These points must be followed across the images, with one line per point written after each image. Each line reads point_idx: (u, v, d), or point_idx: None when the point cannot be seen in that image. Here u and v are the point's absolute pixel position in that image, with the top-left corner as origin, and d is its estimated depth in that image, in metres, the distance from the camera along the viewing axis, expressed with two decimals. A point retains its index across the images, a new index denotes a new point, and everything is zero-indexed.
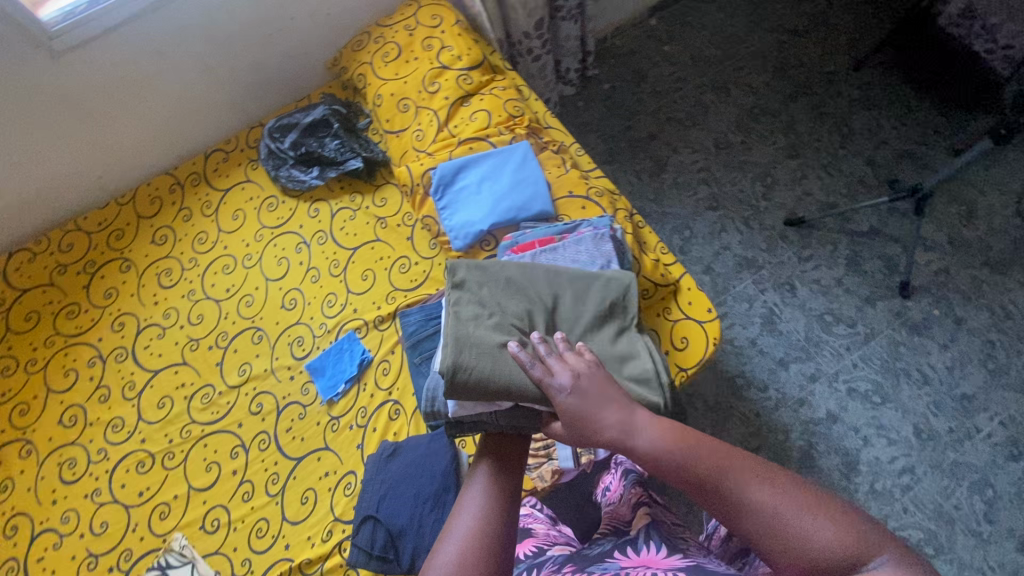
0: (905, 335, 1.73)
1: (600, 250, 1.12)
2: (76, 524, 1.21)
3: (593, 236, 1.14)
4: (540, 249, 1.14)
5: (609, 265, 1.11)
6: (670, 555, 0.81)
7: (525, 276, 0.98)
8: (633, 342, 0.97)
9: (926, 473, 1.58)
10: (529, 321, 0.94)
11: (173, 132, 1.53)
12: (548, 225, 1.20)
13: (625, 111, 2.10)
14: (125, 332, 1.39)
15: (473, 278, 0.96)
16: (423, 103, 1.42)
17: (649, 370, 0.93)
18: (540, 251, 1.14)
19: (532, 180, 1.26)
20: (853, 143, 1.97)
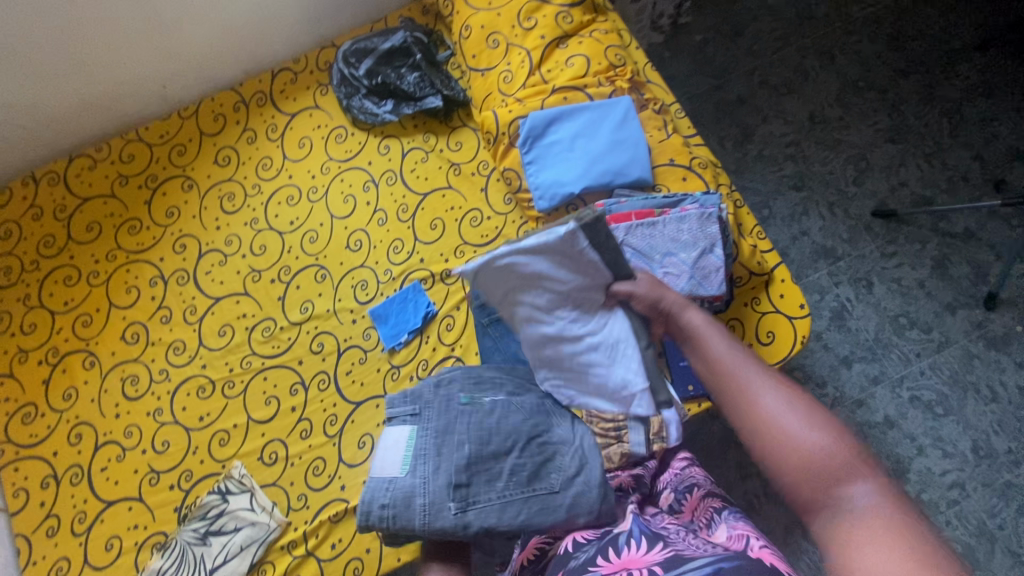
0: (981, 348, 1.64)
1: (704, 232, 1.04)
2: (139, 439, 1.23)
3: (697, 215, 1.05)
4: (637, 225, 1.07)
5: (712, 249, 1.04)
6: (652, 550, 0.71)
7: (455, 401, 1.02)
8: (557, 443, 0.99)
9: (976, 490, 1.54)
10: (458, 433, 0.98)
11: (240, 44, 1.43)
12: (646, 196, 1.11)
13: (715, 68, 1.92)
14: (186, 254, 1.35)
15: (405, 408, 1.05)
16: (516, 40, 1.29)
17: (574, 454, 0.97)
18: (637, 227, 1.07)
19: (631, 143, 1.16)
20: (963, 133, 1.79)
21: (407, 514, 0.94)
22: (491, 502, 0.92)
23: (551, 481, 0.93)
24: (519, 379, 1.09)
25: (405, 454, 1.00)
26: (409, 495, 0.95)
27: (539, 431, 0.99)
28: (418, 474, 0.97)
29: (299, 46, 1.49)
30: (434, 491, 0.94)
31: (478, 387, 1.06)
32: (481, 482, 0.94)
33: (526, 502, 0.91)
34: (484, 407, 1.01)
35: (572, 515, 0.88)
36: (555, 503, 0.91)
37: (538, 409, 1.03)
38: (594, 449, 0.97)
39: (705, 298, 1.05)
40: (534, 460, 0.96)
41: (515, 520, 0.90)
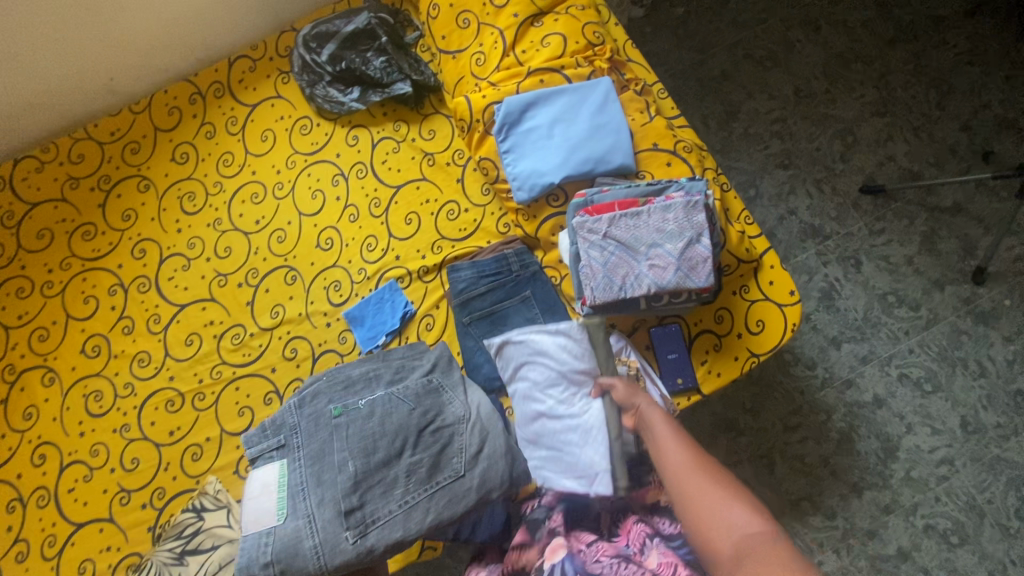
0: (969, 324, 1.62)
1: (690, 220, 1.00)
2: (106, 458, 1.17)
3: (682, 202, 1.00)
4: (621, 215, 1.02)
5: (699, 238, 0.99)
6: None
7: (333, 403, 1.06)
8: (451, 411, 1.04)
9: (965, 466, 1.55)
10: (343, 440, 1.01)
11: (191, 30, 1.33)
12: (629, 185, 1.06)
13: (698, 43, 1.84)
14: (146, 260, 1.27)
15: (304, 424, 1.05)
16: (487, 19, 1.21)
17: (468, 424, 1.03)
18: (622, 216, 1.02)
19: (612, 128, 1.09)
20: (951, 103, 1.74)
21: (297, 562, 0.93)
22: (392, 513, 0.97)
23: (453, 467, 1.00)
24: (397, 363, 1.11)
25: (278, 498, 1.00)
26: (296, 540, 0.94)
27: (428, 420, 1.03)
28: (300, 514, 0.97)
29: (257, 31, 1.39)
30: (324, 528, 0.95)
31: (349, 392, 1.07)
32: (376, 495, 0.97)
33: (432, 499, 0.98)
34: (361, 412, 1.03)
35: (485, 491, 0.99)
36: (463, 488, 0.99)
37: (425, 394, 1.05)
38: (494, 415, 1.05)
39: (692, 290, 1.01)
40: (430, 453, 1.00)
41: (424, 521, 0.97)
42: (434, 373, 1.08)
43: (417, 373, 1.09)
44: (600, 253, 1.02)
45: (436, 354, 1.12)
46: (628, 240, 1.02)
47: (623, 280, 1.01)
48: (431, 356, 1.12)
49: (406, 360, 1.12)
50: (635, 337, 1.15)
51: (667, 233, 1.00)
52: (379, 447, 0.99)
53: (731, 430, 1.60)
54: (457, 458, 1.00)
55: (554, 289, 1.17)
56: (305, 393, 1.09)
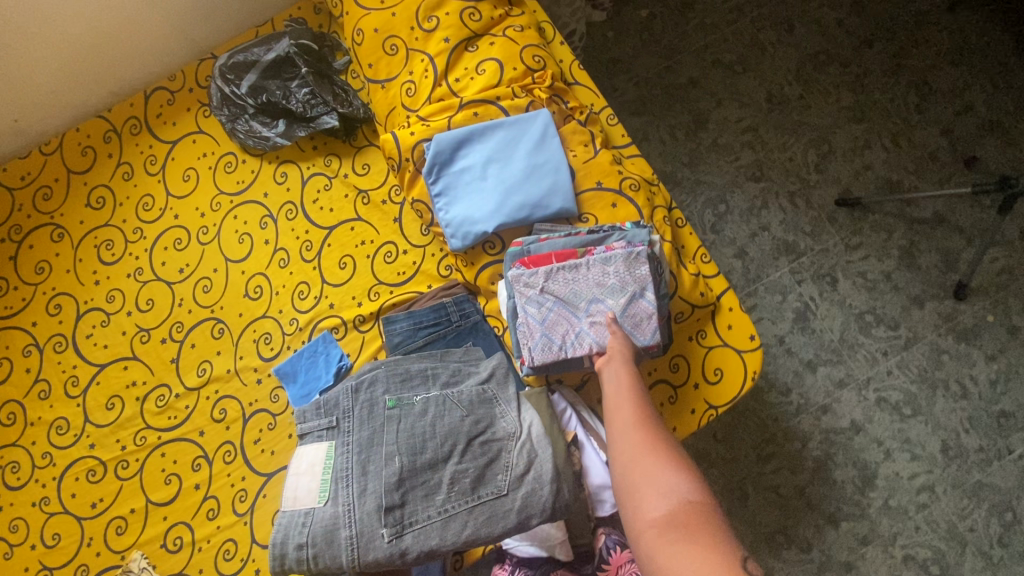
0: (950, 342, 1.54)
1: (634, 273, 0.92)
2: (26, 534, 1.11)
3: (624, 254, 0.92)
4: (561, 266, 0.94)
5: (643, 293, 0.92)
6: None
7: (392, 383, 0.98)
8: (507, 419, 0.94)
9: (946, 492, 1.48)
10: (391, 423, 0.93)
11: (98, 65, 1.22)
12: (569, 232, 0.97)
13: (663, 47, 1.73)
14: (62, 317, 1.19)
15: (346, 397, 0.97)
16: (416, 45, 1.10)
17: (522, 437, 0.92)
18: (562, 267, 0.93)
19: (550, 166, 1.00)
20: (931, 106, 1.64)
21: (330, 552, 0.86)
22: (431, 519, 0.88)
23: (497, 483, 0.90)
24: (454, 365, 1.01)
25: (321, 480, 0.92)
26: (331, 529, 0.87)
27: (480, 429, 0.92)
28: (340, 501, 0.89)
29: (173, 61, 1.28)
30: (361, 520, 0.87)
31: (405, 385, 0.98)
32: (418, 498, 0.89)
33: (471, 512, 0.88)
34: (416, 408, 0.94)
35: (524, 516, 0.88)
36: (503, 508, 0.89)
37: (479, 402, 0.95)
38: (544, 438, 0.92)
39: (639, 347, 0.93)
40: (477, 463, 0.90)
41: (460, 534, 0.88)
42: (490, 383, 0.98)
43: (472, 381, 0.98)
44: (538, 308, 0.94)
45: (495, 363, 1.00)
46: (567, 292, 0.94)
47: (562, 339, 0.93)
48: (490, 363, 1.01)
49: (462, 364, 1.02)
50: (584, 390, 1.04)
51: (608, 288, 0.92)
52: (428, 450, 0.90)
53: (703, 461, 1.53)
54: (504, 476, 0.89)
55: (496, 339, 1.08)
56: (362, 377, 1.00)
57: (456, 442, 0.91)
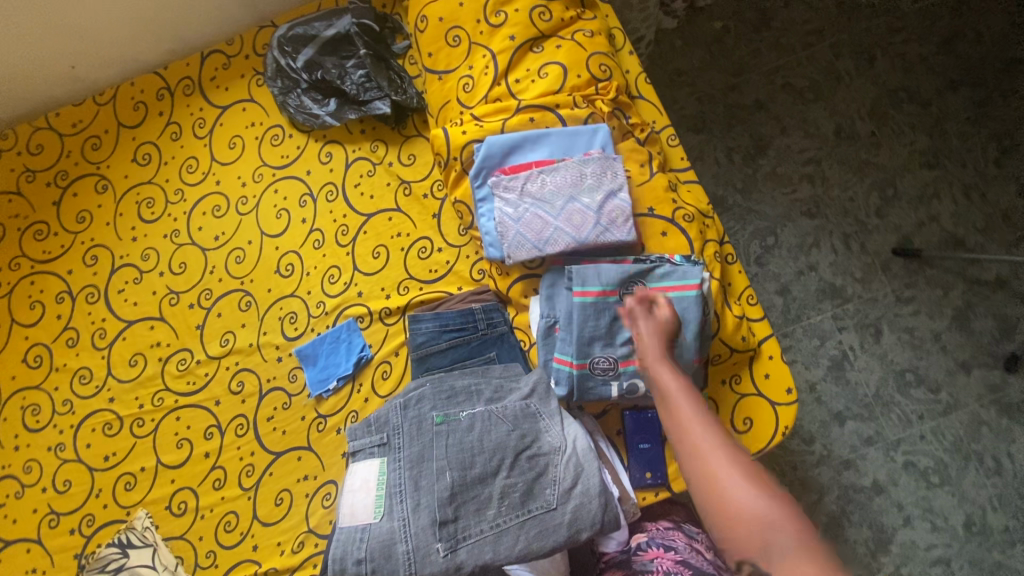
0: (993, 415, 1.46)
1: (678, 296, 0.87)
2: (39, 476, 1.13)
3: (600, 159, 0.95)
4: (604, 289, 0.89)
5: (620, 196, 0.93)
6: None
7: (439, 391, 0.94)
8: (554, 436, 0.88)
9: (962, 569, 1.41)
10: (438, 441, 0.89)
11: (158, 20, 1.21)
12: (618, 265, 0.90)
13: (732, 64, 1.64)
14: (97, 269, 1.20)
15: (397, 420, 0.93)
16: (480, 38, 1.06)
17: (571, 456, 0.86)
18: (605, 291, 0.89)
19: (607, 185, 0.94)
20: (1012, 163, 1.53)
21: (389, 566, 0.82)
22: (484, 533, 0.83)
23: (547, 497, 0.84)
24: (496, 380, 0.96)
25: (377, 496, 0.89)
26: (388, 543, 0.83)
27: (526, 443, 0.87)
28: (396, 516, 0.86)
29: (235, 27, 1.26)
30: (417, 534, 0.83)
31: (450, 401, 0.93)
32: (470, 512, 0.84)
33: (523, 526, 0.83)
34: (462, 423, 0.89)
35: (575, 531, 0.83)
36: (554, 522, 0.83)
37: (523, 415, 0.90)
38: (591, 453, 0.87)
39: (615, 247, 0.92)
40: (526, 478, 0.86)
41: (514, 548, 0.82)
42: (532, 399, 0.91)
43: (515, 395, 0.92)
44: (576, 330, 0.89)
45: (536, 376, 0.93)
46: (608, 317, 0.89)
47: (538, 238, 0.93)
48: (529, 377, 0.94)
49: (503, 379, 0.97)
50: (604, 420, 1.01)
51: (584, 188, 0.93)
52: (478, 461, 0.86)
53: None
54: (552, 490, 0.84)
55: (521, 353, 1.04)
56: (409, 393, 0.96)
57: (502, 459, 0.86)
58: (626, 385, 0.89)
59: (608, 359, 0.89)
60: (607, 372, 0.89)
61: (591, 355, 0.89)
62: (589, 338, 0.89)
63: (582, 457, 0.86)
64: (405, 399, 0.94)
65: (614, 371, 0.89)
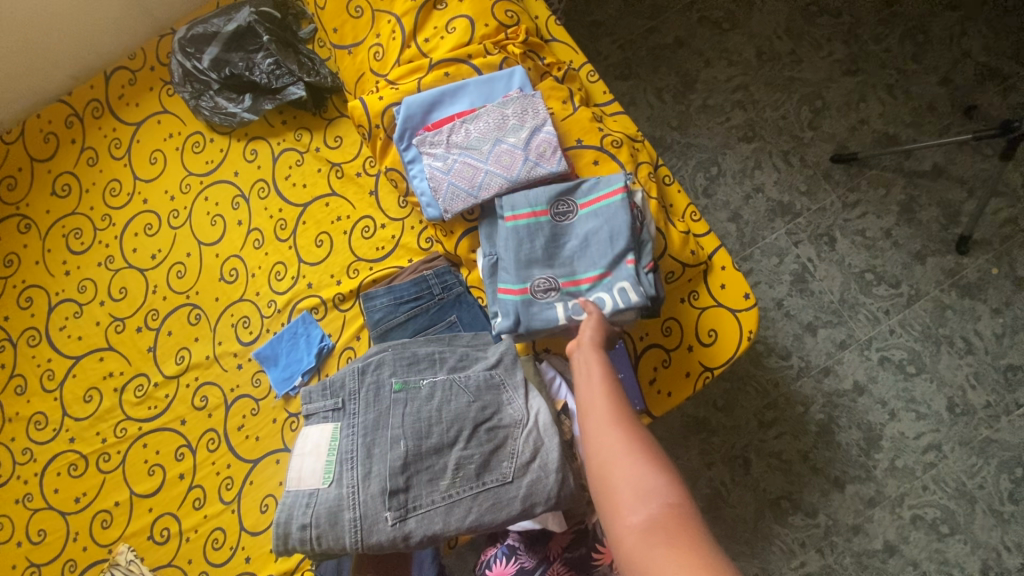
0: (954, 297, 1.50)
1: (605, 205, 0.87)
2: (12, 531, 1.09)
3: (520, 98, 0.95)
4: (535, 209, 0.89)
5: (545, 129, 0.93)
6: None
7: (402, 360, 0.92)
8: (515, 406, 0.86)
9: (953, 450, 1.44)
10: (393, 411, 0.86)
11: (52, 46, 1.17)
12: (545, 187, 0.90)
13: (647, 7, 1.66)
14: (35, 310, 1.15)
15: (352, 387, 0.91)
16: (382, 5, 1.05)
17: (529, 422, 0.85)
18: (536, 211, 0.89)
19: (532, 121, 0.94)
20: (928, 55, 1.57)
21: (334, 533, 0.81)
22: (435, 504, 0.81)
23: (503, 470, 0.82)
24: (462, 350, 0.95)
25: (327, 461, 0.87)
26: (335, 510, 0.82)
27: (486, 415, 0.85)
28: (345, 484, 0.83)
29: (133, 38, 1.23)
30: (366, 502, 0.81)
31: (412, 368, 0.92)
32: (423, 482, 0.82)
33: (476, 499, 0.81)
34: (422, 392, 0.87)
35: (530, 505, 0.81)
36: (509, 495, 0.81)
37: (487, 386, 0.88)
38: (552, 427, 0.85)
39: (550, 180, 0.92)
40: (483, 450, 0.83)
41: (465, 521, 0.81)
42: (497, 369, 0.89)
43: (480, 366, 0.90)
44: (512, 255, 0.88)
45: (504, 346, 0.92)
46: (543, 237, 0.88)
47: (470, 184, 0.92)
48: (498, 348, 0.92)
49: (470, 349, 0.95)
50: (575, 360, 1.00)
51: (508, 128, 0.93)
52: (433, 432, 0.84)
53: (703, 430, 1.49)
54: (509, 463, 0.82)
55: (480, 311, 1.04)
56: (370, 359, 0.94)
57: (461, 428, 0.84)
58: (570, 305, 0.86)
59: (548, 280, 0.87)
60: (549, 293, 0.87)
61: (531, 279, 0.87)
62: (527, 262, 0.88)
63: (541, 427, 0.85)
64: (368, 364, 0.92)
65: (554, 288, 0.87)
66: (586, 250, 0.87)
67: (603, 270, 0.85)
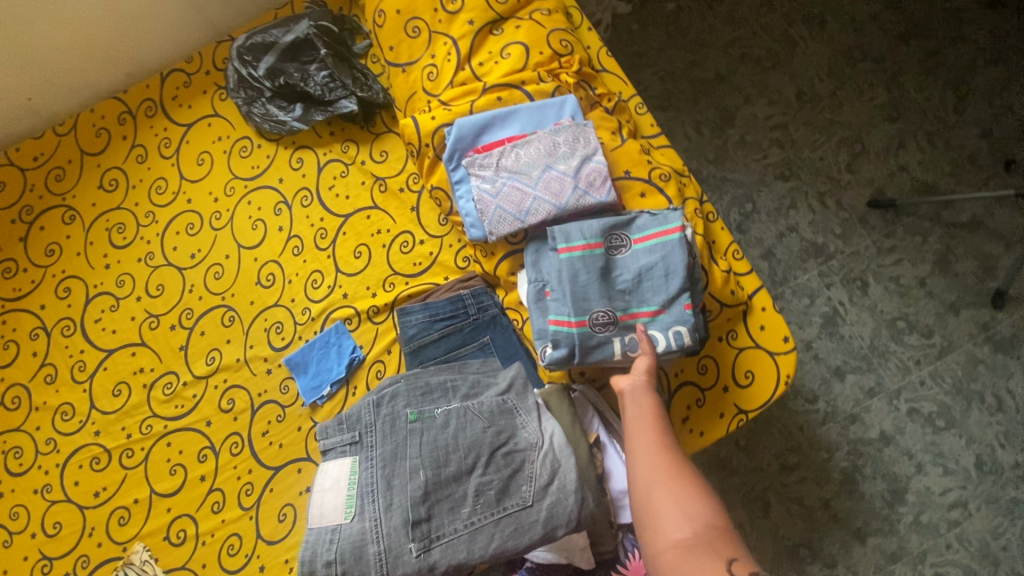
0: (987, 352, 1.47)
1: (662, 241, 0.87)
2: (27, 522, 1.07)
3: (572, 127, 0.96)
4: (592, 241, 0.88)
5: (595, 159, 0.94)
6: None
7: (415, 386, 0.91)
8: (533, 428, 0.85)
9: (979, 509, 1.40)
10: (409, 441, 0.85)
11: (113, 45, 1.20)
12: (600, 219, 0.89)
13: (690, 41, 1.68)
14: (71, 300, 1.16)
15: (371, 417, 0.89)
16: (440, 27, 1.06)
17: (545, 446, 0.84)
18: (592, 245, 0.88)
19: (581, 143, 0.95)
20: (970, 107, 1.57)
21: (359, 567, 0.79)
22: (458, 533, 0.80)
23: (523, 494, 0.81)
24: (473, 376, 0.93)
25: (348, 496, 0.85)
26: (359, 544, 0.80)
27: (502, 440, 0.84)
28: (367, 517, 0.82)
29: (190, 43, 1.25)
30: (389, 535, 0.80)
31: (426, 398, 0.90)
32: (444, 511, 0.81)
33: (498, 525, 0.80)
34: (436, 421, 0.86)
35: (552, 528, 0.80)
36: (530, 520, 0.80)
37: (500, 411, 0.86)
38: (568, 447, 0.84)
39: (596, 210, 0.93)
40: (501, 475, 0.82)
41: (489, 548, 0.80)
42: (509, 394, 0.89)
43: (492, 392, 0.90)
44: (567, 287, 0.86)
45: (513, 372, 0.91)
46: (600, 270, 0.87)
47: (518, 209, 0.92)
48: (507, 373, 0.92)
49: (481, 375, 0.94)
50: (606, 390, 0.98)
51: (558, 155, 0.94)
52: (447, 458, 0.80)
53: (723, 469, 1.47)
54: (528, 487, 0.81)
55: (514, 333, 1.03)
56: (383, 390, 0.92)
57: (476, 453, 0.83)
58: (627, 339, 0.86)
59: (606, 313, 0.87)
60: (607, 328, 0.86)
61: (590, 311, 0.86)
62: (582, 294, 0.86)
63: (558, 451, 0.84)
64: (382, 394, 0.91)
65: (612, 323, 0.86)
66: (645, 285, 0.87)
67: (662, 308, 0.86)
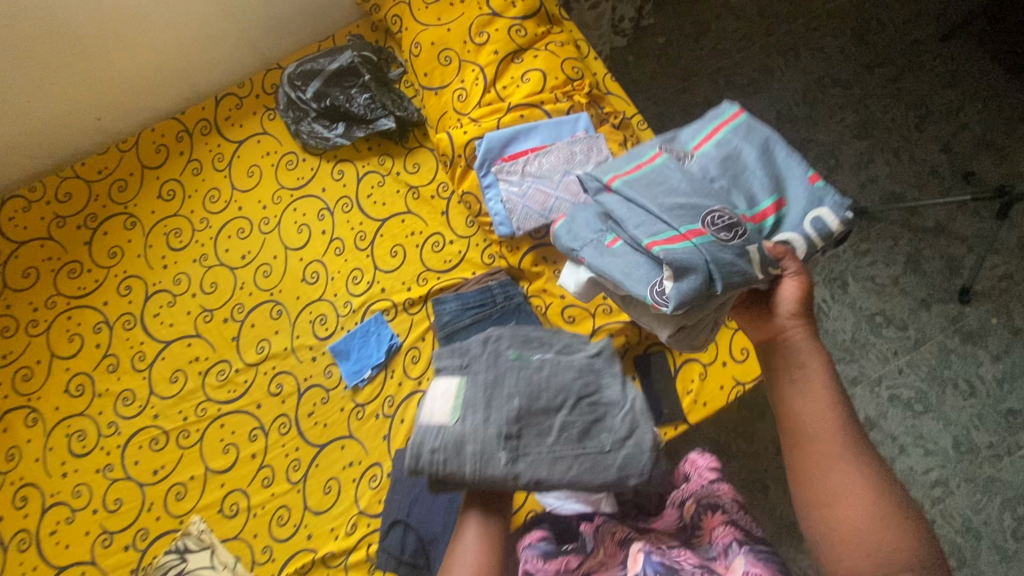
0: (957, 343, 1.62)
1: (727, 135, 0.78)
2: (88, 499, 1.16)
3: (586, 139, 1.13)
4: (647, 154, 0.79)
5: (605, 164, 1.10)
6: None
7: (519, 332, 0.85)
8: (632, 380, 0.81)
9: (959, 486, 1.53)
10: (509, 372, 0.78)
11: (176, 71, 1.36)
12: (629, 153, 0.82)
13: (679, 70, 1.88)
14: (132, 297, 1.28)
15: (480, 345, 0.83)
16: (468, 56, 1.23)
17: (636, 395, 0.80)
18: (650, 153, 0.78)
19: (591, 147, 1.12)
20: (929, 126, 1.77)
21: (457, 462, 0.72)
22: (542, 458, 0.74)
23: (601, 441, 0.76)
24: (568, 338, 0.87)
25: (457, 398, 0.77)
26: (462, 436, 0.73)
27: (591, 390, 0.78)
28: (470, 419, 0.75)
29: (243, 68, 1.42)
30: (486, 436, 0.73)
31: (528, 343, 0.84)
32: (532, 435, 0.75)
33: (578, 460, 0.75)
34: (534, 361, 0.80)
35: (624, 478, 0.75)
36: (604, 465, 0.75)
37: (590, 370, 0.80)
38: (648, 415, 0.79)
39: None
40: (586, 420, 0.77)
41: (564, 479, 0.74)
42: (598, 358, 0.82)
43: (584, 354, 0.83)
44: (642, 208, 0.75)
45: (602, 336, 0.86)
46: (679, 178, 0.75)
47: (542, 206, 1.09)
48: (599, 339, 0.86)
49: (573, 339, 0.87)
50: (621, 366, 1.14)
51: (575, 162, 1.10)
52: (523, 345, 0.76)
53: None
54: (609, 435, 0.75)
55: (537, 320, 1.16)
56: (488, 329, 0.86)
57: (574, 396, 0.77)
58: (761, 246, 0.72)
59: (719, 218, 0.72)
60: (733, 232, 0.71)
61: (695, 220, 0.72)
62: (671, 207, 0.73)
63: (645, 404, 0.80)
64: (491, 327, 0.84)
65: (729, 231, 0.71)
66: (743, 177, 0.75)
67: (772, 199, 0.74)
